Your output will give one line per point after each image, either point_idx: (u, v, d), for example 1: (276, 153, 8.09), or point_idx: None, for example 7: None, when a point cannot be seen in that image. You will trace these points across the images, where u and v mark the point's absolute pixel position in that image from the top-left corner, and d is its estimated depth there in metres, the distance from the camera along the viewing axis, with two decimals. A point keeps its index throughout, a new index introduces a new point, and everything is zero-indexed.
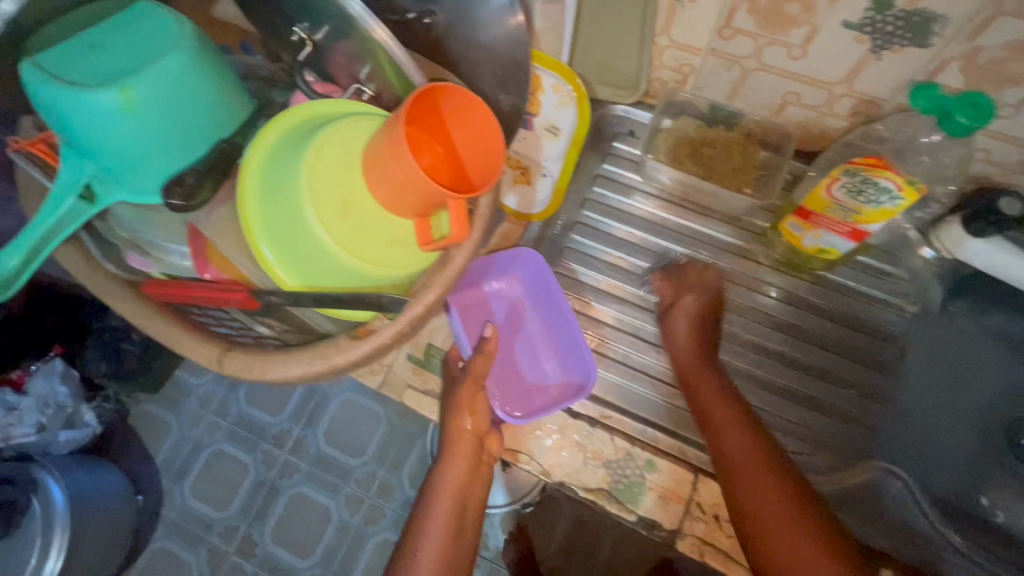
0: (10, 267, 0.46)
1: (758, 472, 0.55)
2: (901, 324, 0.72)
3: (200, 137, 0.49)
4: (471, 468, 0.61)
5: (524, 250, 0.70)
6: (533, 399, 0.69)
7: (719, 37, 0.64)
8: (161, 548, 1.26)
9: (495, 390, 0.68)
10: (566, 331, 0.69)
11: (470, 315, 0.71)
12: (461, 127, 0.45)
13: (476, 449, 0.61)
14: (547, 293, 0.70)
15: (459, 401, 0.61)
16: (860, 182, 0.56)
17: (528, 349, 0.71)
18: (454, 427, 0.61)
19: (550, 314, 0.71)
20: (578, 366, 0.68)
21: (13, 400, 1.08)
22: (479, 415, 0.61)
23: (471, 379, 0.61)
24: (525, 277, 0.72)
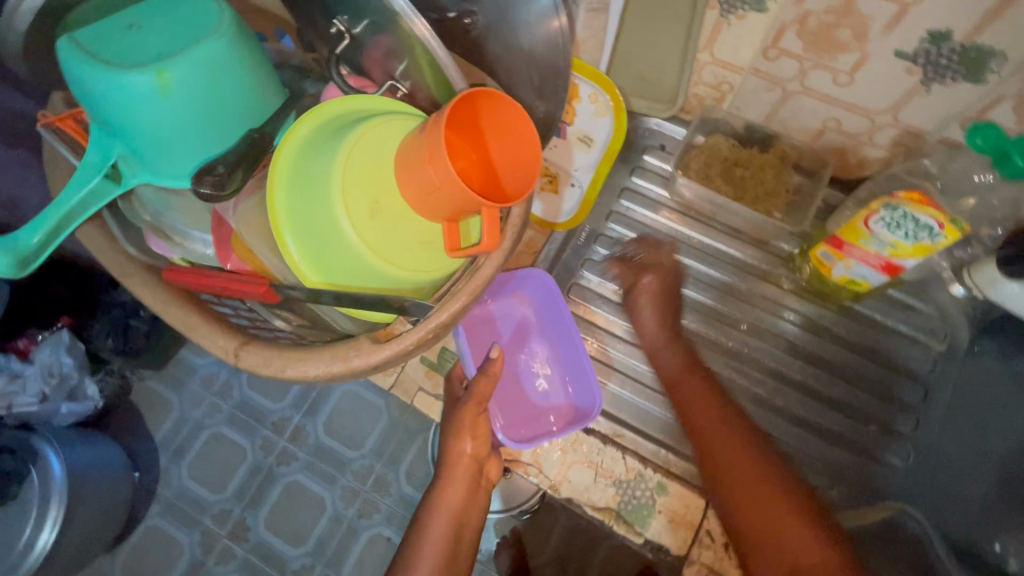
0: (33, 244, 0.46)
1: (742, 456, 0.59)
2: (930, 360, 0.70)
3: (232, 125, 0.49)
4: (468, 493, 0.62)
5: (534, 271, 0.69)
6: (535, 423, 0.69)
7: (764, 57, 0.63)
8: (154, 526, 1.26)
9: (497, 412, 0.68)
10: (573, 355, 0.69)
11: (476, 333, 0.71)
12: (499, 136, 0.44)
13: (474, 475, 0.63)
14: (556, 313, 0.69)
15: (461, 427, 0.60)
16: (901, 218, 0.55)
17: (532, 372, 0.71)
18: (454, 450, 0.61)
19: (557, 338, 0.71)
20: (583, 392, 0.68)
21: (18, 368, 1.08)
22: (480, 440, 0.61)
23: (474, 403, 0.60)
24: (534, 295, 0.71)
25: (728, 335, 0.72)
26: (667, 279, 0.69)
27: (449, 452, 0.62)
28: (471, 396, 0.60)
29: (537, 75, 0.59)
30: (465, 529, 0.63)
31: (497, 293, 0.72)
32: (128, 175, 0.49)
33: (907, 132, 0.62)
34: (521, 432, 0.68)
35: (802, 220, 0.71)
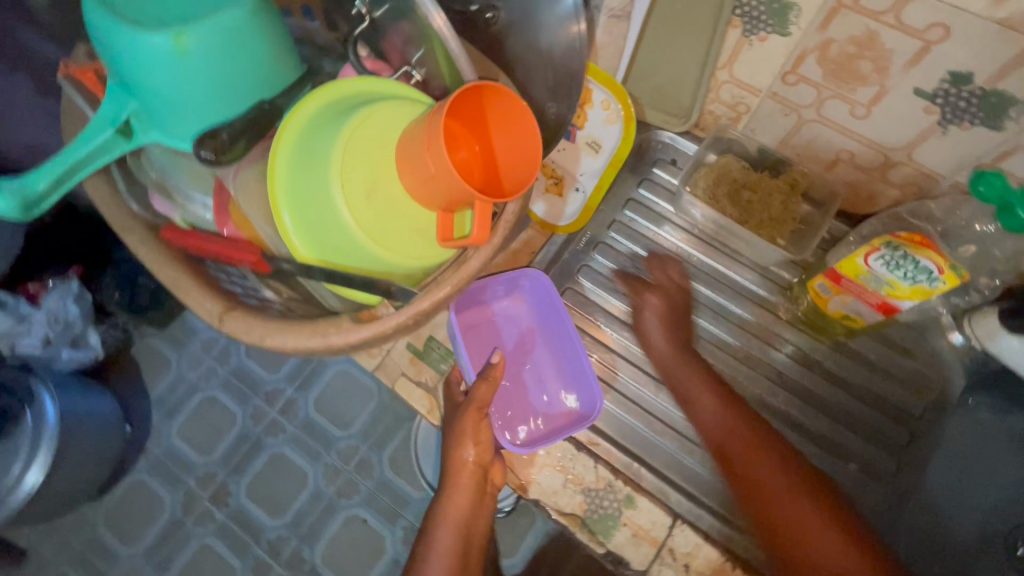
0: (39, 189, 0.47)
1: (769, 473, 0.58)
2: (920, 405, 0.69)
3: (243, 95, 0.49)
4: (474, 500, 0.62)
5: (529, 271, 0.70)
6: (537, 426, 0.68)
7: (782, 81, 0.62)
8: (140, 481, 1.28)
9: (499, 416, 0.68)
10: (573, 356, 0.69)
11: (477, 334, 0.71)
12: (502, 130, 0.44)
13: (481, 478, 0.63)
14: (554, 314, 0.69)
15: (463, 431, 0.61)
16: (901, 257, 0.54)
17: (533, 373, 0.70)
18: (457, 456, 0.61)
19: (558, 342, 0.70)
20: (585, 393, 0.68)
21: (25, 311, 1.10)
22: (483, 446, 0.62)
23: (474, 407, 0.60)
24: (532, 297, 0.71)
25: (718, 358, 0.72)
26: (672, 296, 0.69)
27: (453, 459, 0.62)
28: (472, 401, 0.61)
29: (552, 75, 0.59)
30: (474, 534, 0.63)
31: (496, 293, 0.71)
32: (138, 132, 0.50)
33: (920, 173, 0.61)
34: (522, 436, 0.68)
35: (806, 249, 0.69)
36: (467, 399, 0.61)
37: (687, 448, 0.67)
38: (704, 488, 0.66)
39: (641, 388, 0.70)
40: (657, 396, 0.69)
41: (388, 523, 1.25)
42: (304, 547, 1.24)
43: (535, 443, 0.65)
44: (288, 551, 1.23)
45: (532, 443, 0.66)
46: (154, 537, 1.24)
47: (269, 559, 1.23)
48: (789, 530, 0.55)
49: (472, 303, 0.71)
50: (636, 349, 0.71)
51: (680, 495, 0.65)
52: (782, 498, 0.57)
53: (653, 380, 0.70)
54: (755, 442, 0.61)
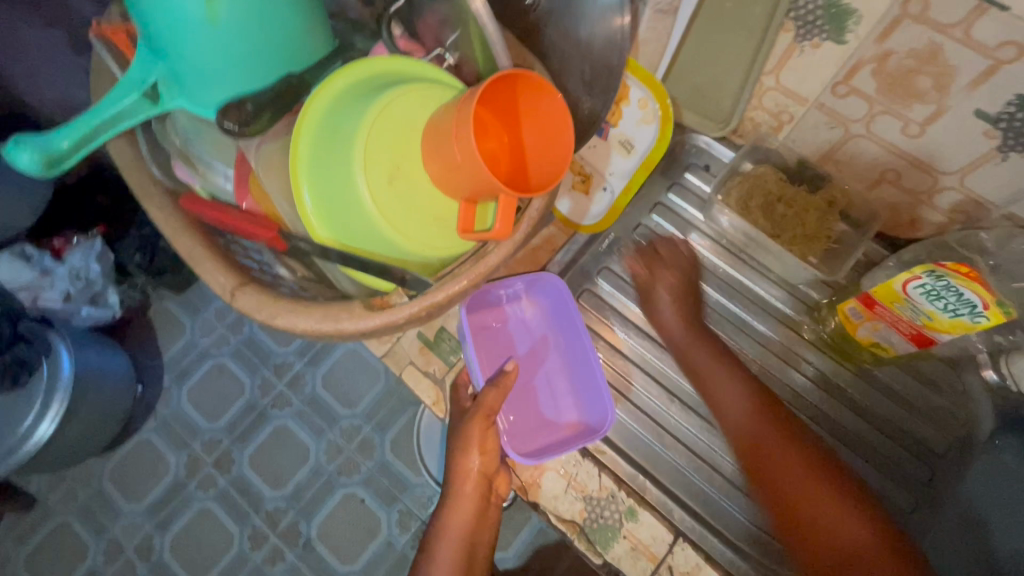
0: (62, 148, 0.46)
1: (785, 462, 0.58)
2: (944, 443, 0.66)
3: (273, 67, 0.48)
4: (479, 509, 0.62)
5: (546, 275, 0.68)
6: (543, 434, 0.67)
7: (833, 92, 0.60)
8: (147, 440, 1.30)
9: (506, 423, 0.66)
10: (585, 365, 0.67)
11: (488, 336, 0.69)
12: (534, 122, 0.42)
13: (485, 489, 0.62)
14: (569, 321, 0.67)
15: (469, 438, 0.59)
16: (943, 288, 0.51)
17: (542, 379, 0.69)
18: (462, 465, 0.60)
19: (571, 348, 0.68)
20: (595, 404, 0.66)
21: (50, 266, 1.13)
22: (488, 456, 0.60)
23: (481, 415, 0.59)
24: (545, 299, 0.70)
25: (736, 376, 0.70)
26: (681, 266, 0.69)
27: (456, 469, 0.61)
28: (479, 408, 0.60)
29: (590, 68, 0.56)
30: (478, 547, 0.63)
31: (509, 294, 0.70)
32: (164, 98, 0.49)
33: (970, 200, 0.58)
34: (531, 444, 0.66)
35: (837, 271, 0.67)
36: (476, 405, 0.60)
37: (696, 465, 0.66)
38: (710, 507, 0.64)
39: (652, 398, 0.68)
40: (669, 408, 0.68)
41: (385, 505, 1.25)
42: (302, 520, 1.25)
43: (541, 453, 0.64)
44: (285, 523, 1.25)
45: (537, 453, 0.64)
46: (157, 496, 1.27)
47: (266, 529, 1.24)
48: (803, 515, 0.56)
49: (483, 304, 0.69)
50: (650, 358, 0.70)
51: (685, 513, 0.63)
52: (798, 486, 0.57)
53: (665, 392, 0.69)
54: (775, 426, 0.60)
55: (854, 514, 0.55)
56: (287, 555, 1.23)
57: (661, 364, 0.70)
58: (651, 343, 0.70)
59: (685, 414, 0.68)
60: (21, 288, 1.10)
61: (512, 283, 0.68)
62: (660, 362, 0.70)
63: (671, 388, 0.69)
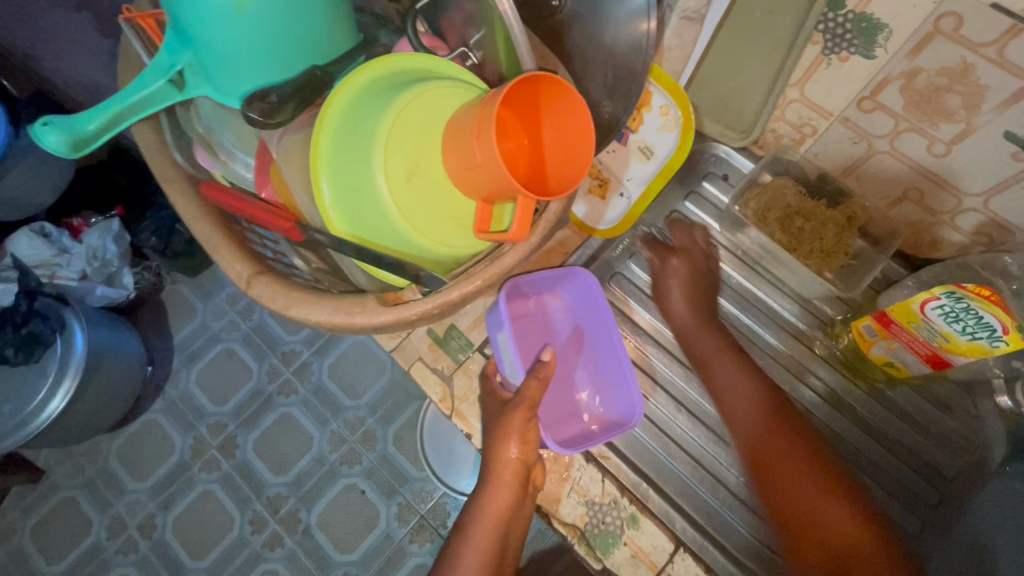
0: (89, 130, 0.47)
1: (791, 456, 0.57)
2: (956, 468, 0.65)
3: (299, 60, 0.49)
4: (515, 500, 0.59)
5: (577, 270, 0.67)
6: (568, 424, 0.68)
7: (858, 107, 0.59)
8: (154, 420, 1.32)
9: (544, 415, 0.67)
10: (612, 360, 0.67)
11: (518, 327, 0.69)
12: (555, 125, 0.42)
13: (524, 478, 0.59)
14: (595, 315, 0.68)
15: (511, 426, 0.59)
16: (963, 310, 0.51)
17: (568, 371, 0.70)
18: (499, 454, 0.58)
19: (597, 342, 0.69)
20: (621, 399, 0.66)
21: (68, 244, 1.15)
22: (529, 445, 0.59)
23: (524, 407, 0.59)
24: (571, 294, 0.70)
25: None
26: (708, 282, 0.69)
27: (493, 457, 0.59)
28: (522, 399, 0.59)
29: (613, 73, 0.56)
30: (511, 539, 0.60)
31: (538, 286, 0.69)
32: (191, 85, 0.49)
33: (993, 222, 0.57)
34: (564, 436, 0.67)
35: (853, 288, 0.66)
36: (517, 396, 0.59)
37: (699, 475, 0.65)
38: (711, 518, 0.64)
39: (658, 406, 0.68)
40: (675, 418, 0.68)
41: (385, 498, 1.26)
42: (302, 508, 1.26)
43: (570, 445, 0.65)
44: (286, 509, 1.26)
45: (571, 444, 0.65)
46: (162, 476, 1.28)
47: (266, 514, 1.26)
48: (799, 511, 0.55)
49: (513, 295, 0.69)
50: (660, 368, 0.70)
51: (687, 523, 0.63)
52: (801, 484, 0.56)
53: (673, 401, 0.69)
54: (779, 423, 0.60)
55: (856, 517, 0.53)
56: (286, 541, 1.24)
57: (670, 373, 0.70)
58: (662, 352, 0.70)
59: (692, 423, 0.68)
60: (39, 265, 1.12)
61: (542, 276, 0.68)
62: (669, 371, 0.70)
63: (679, 398, 0.69)
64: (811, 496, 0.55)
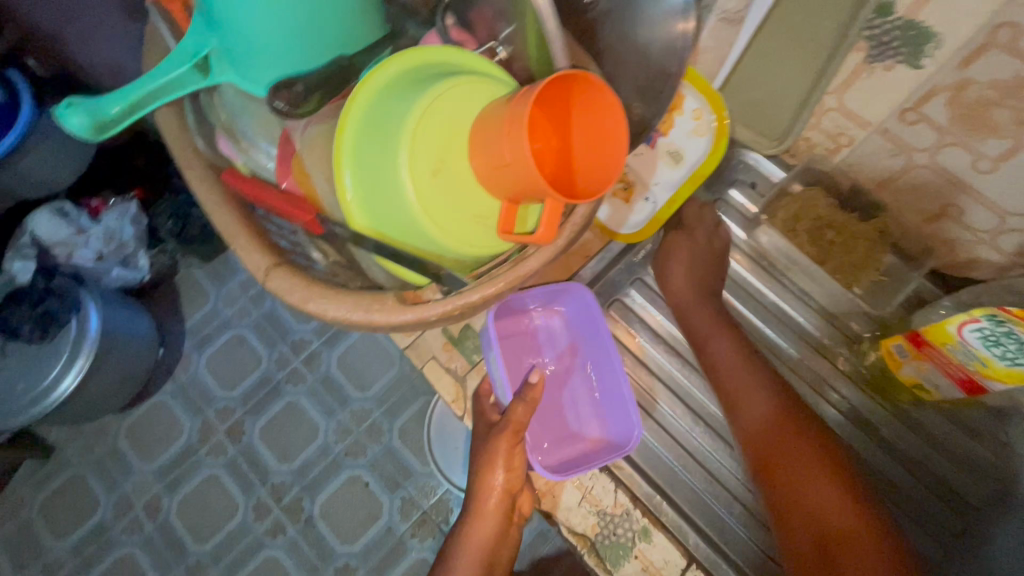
0: (112, 113, 0.46)
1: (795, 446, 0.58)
2: (981, 496, 0.62)
3: (327, 49, 0.48)
4: (500, 526, 0.63)
5: (573, 285, 0.66)
6: (563, 446, 0.67)
7: (899, 118, 0.57)
8: (163, 403, 1.32)
9: (537, 438, 0.66)
10: (610, 380, 0.66)
11: (512, 344, 0.68)
12: (586, 126, 0.41)
13: (507, 509, 0.63)
14: (592, 331, 0.67)
15: (495, 454, 0.60)
16: (1003, 334, 0.49)
17: (565, 391, 0.69)
18: (486, 481, 0.61)
19: (595, 360, 0.68)
20: (619, 422, 0.65)
21: (86, 224, 1.16)
22: (514, 472, 0.61)
23: (511, 431, 0.59)
24: (569, 309, 0.69)
25: None
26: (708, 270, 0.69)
27: (480, 482, 0.61)
28: (509, 423, 0.59)
29: (644, 75, 0.55)
30: (498, 562, 0.64)
31: (533, 303, 0.69)
32: (215, 70, 0.49)
33: None
34: (558, 459, 0.66)
35: (884, 306, 0.65)
36: (505, 418, 0.60)
37: (715, 490, 0.64)
38: (724, 534, 0.62)
39: (677, 417, 0.67)
40: (692, 429, 0.66)
41: (389, 491, 1.26)
42: (306, 497, 1.26)
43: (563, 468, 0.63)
44: (289, 498, 1.26)
45: (563, 467, 0.64)
46: (169, 458, 1.29)
47: (270, 501, 1.26)
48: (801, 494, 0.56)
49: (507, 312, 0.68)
50: (677, 376, 0.69)
51: (700, 539, 0.61)
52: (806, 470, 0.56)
53: (690, 412, 0.67)
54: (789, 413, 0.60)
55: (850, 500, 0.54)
56: (289, 530, 1.24)
57: (687, 383, 0.68)
58: (680, 361, 0.69)
59: (709, 437, 0.66)
60: (57, 244, 1.13)
61: (537, 292, 0.67)
62: (687, 381, 0.68)
63: (696, 410, 0.67)
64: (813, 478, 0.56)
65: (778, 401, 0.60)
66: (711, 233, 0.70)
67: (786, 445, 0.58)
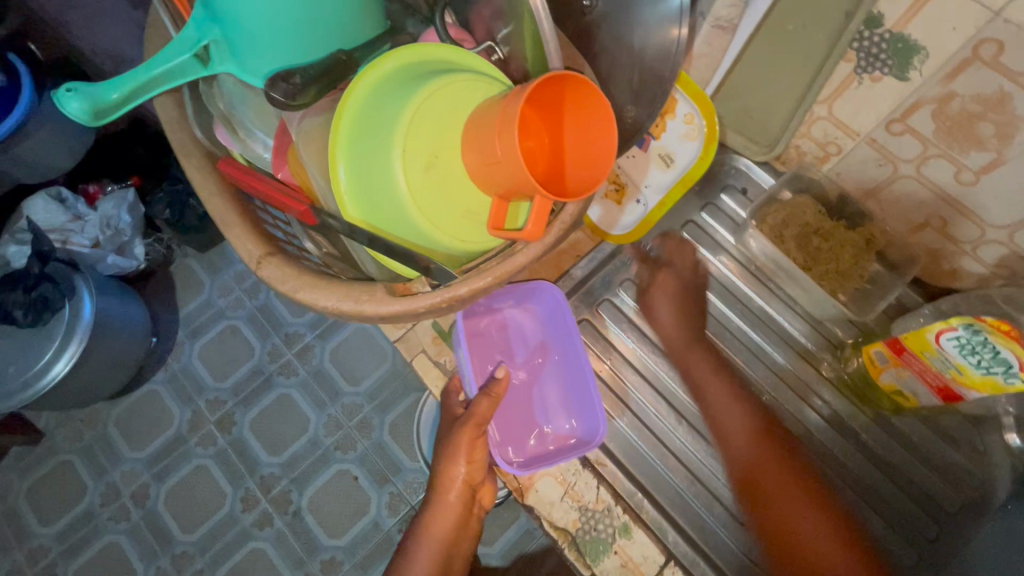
0: (112, 99, 0.47)
1: (772, 472, 0.58)
2: (958, 502, 0.63)
3: (325, 43, 0.49)
4: (459, 519, 0.65)
5: (544, 283, 0.68)
6: (530, 444, 0.67)
7: (886, 129, 0.58)
8: (155, 391, 1.33)
9: (503, 435, 0.66)
10: (579, 377, 0.67)
11: (481, 342, 0.69)
12: (577, 127, 0.42)
13: (467, 502, 0.65)
14: (563, 330, 0.68)
15: (458, 444, 0.61)
16: (979, 343, 0.50)
17: (535, 388, 0.69)
18: (448, 473, 0.63)
19: (565, 360, 0.68)
20: (588, 418, 0.66)
21: (82, 211, 1.17)
22: (475, 464, 0.62)
23: (473, 424, 0.61)
24: (541, 308, 0.70)
25: None
26: (687, 281, 0.68)
27: (442, 476, 0.63)
28: (470, 418, 0.61)
29: (638, 78, 0.56)
30: (455, 556, 0.66)
31: (505, 302, 0.70)
32: (214, 61, 0.49)
33: (1016, 255, 0.57)
34: (523, 457, 0.66)
35: (866, 314, 0.65)
36: (467, 413, 0.61)
37: (696, 489, 0.65)
38: (706, 534, 0.63)
39: (661, 418, 0.68)
40: (676, 430, 0.67)
41: (377, 486, 1.26)
42: (294, 489, 1.26)
43: (528, 464, 0.64)
44: (277, 490, 1.26)
45: (528, 464, 0.64)
46: (158, 447, 1.29)
47: (258, 493, 1.26)
48: (781, 517, 0.57)
49: (477, 310, 0.69)
50: (660, 376, 0.69)
51: (680, 537, 0.62)
52: (784, 496, 0.57)
53: (674, 412, 0.68)
54: (770, 442, 0.60)
55: (828, 526, 0.56)
56: (276, 521, 1.24)
57: (673, 384, 0.69)
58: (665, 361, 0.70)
59: (692, 436, 0.67)
60: (52, 230, 1.14)
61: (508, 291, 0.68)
62: (671, 381, 0.69)
63: (680, 409, 0.68)
64: (795, 501, 0.57)
65: (757, 428, 0.61)
66: (693, 265, 0.69)
67: (767, 468, 0.59)
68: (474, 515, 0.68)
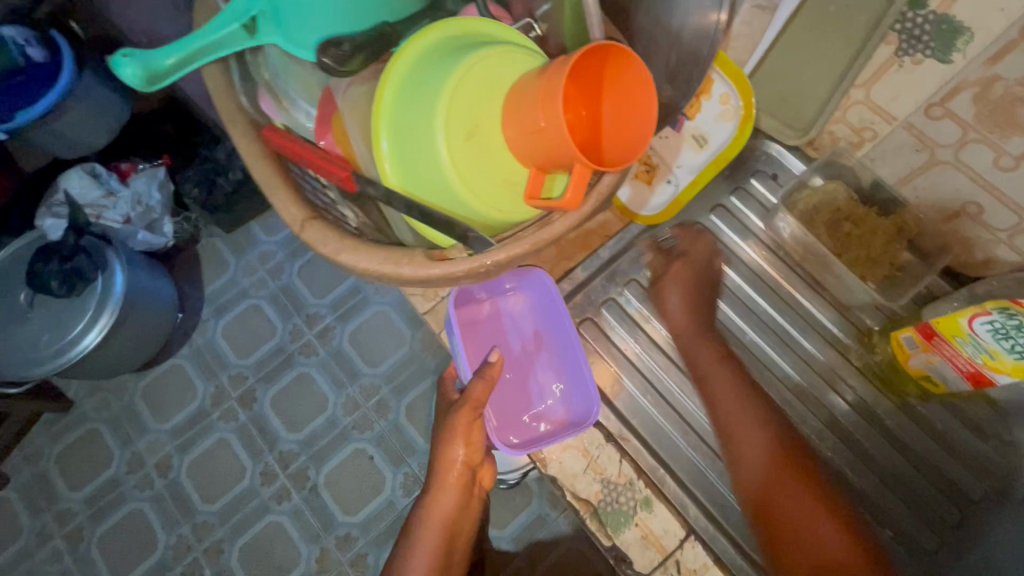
0: (166, 65, 0.48)
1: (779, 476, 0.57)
2: (982, 490, 0.63)
3: (370, 13, 0.50)
4: (460, 502, 0.65)
5: (534, 270, 0.68)
6: (528, 426, 0.69)
7: (925, 113, 0.58)
8: (180, 365, 1.36)
9: (500, 420, 0.69)
10: (573, 360, 0.67)
11: (475, 330, 0.71)
12: (616, 100, 0.42)
13: (468, 482, 0.66)
14: (555, 315, 0.68)
15: (456, 427, 0.63)
16: (1014, 327, 0.50)
17: (529, 374, 0.70)
18: (447, 454, 0.64)
19: (559, 343, 0.69)
20: (581, 401, 0.67)
21: (115, 187, 1.19)
22: (473, 447, 0.64)
23: (468, 408, 0.63)
24: (533, 294, 0.70)
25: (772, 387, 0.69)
26: (699, 272, 0.68)
27: (441, 458, 0.65)
28: (466, 400, 0.63)
29: (675, 57, 0.56)
30: (461, 534, 0.66)
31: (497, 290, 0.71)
32: (261, 31, 0.50)
33: None
34: (520, 439, 0.68)
35: (895, 299, 0.66)
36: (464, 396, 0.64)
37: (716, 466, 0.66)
38: (725, 511, 0.64)
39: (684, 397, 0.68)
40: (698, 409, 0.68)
41: (392, 465, 1.28)
42: (311, 466, 1.29)
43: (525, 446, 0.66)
44: (295, 466, 1.29)
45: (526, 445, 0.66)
46: (182, 420, 1.33)
47: (277, 468, 1.29)
48: (797, 526, 0.55)
49: (467, 300, 0.70)
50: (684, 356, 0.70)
51: (700, 512, 0.63)
52: (797, 502, 0.56)
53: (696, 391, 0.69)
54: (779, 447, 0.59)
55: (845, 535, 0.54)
56: (293, 496, 1.27)
57: None
58: None
59: None
60: (87, 205, 1.17)
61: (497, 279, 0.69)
62: None
63: None
64: (808, 508, 0.55)
65: (765, 432, 0.60)
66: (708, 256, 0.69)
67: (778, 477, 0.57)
68: (477, 496, 0.68)
